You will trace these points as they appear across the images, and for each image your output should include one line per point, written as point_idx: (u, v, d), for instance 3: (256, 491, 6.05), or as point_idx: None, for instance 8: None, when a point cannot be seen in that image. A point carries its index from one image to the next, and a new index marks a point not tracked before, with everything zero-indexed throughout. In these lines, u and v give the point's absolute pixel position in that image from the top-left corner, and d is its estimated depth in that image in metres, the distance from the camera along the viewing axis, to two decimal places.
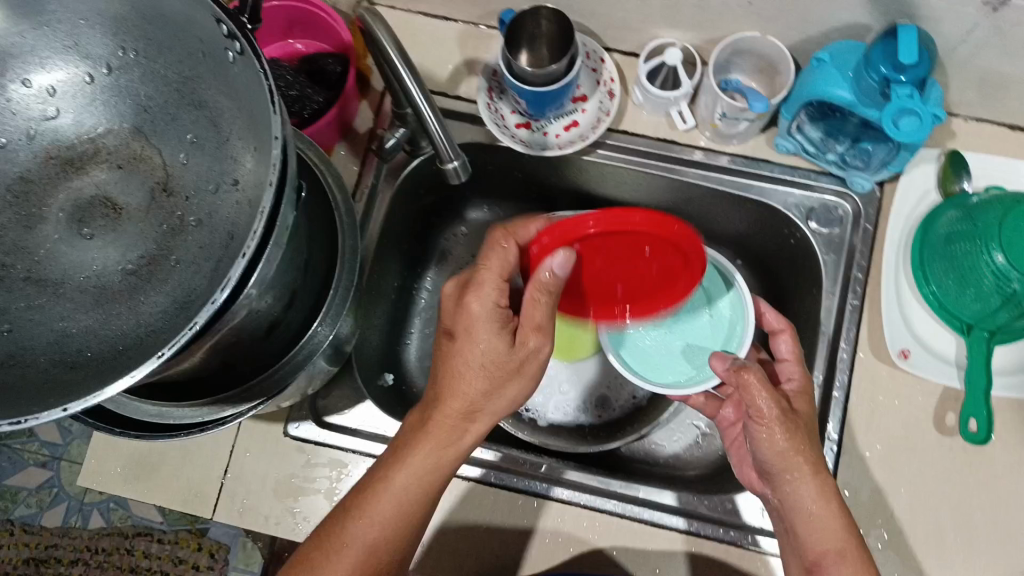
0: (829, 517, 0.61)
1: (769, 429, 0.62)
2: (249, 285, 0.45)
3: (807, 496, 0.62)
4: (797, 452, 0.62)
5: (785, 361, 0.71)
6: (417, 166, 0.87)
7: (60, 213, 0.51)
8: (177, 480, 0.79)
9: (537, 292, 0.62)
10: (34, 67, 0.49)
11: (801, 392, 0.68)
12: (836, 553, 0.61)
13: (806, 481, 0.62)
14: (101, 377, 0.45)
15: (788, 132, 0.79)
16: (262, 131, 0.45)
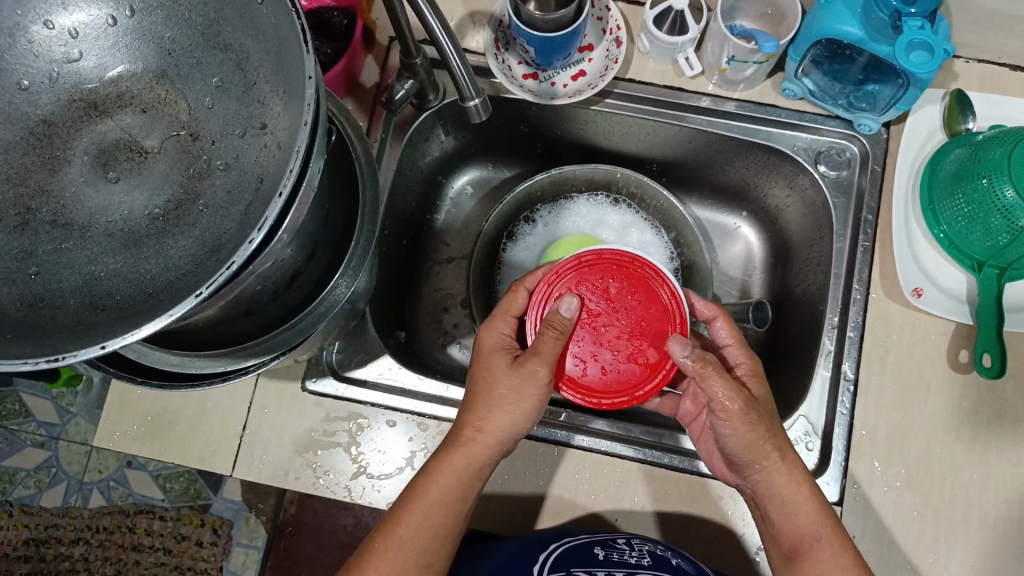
0: (801, 501, 0.62)
1: (734, 421, 0.61)
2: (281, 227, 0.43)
3: (778, 480, 0.62)
4: (759, 447, 0.61)
5: (727, 348, 0.68)
6: (423, 121, 0.86)
7: (85, 155, 0.50)
8: (193, 439, 0.79)
9: (549, 329, 0.62)
10: (57, 8, 0.49)
11: (752, 376, 0.65)
12: (812, 536, 0.61)
13: (773, 466, 0.62)
14: (132, 318, 0.43)
15: (795, 75, 0.79)
16: (292, 72, 0.46)
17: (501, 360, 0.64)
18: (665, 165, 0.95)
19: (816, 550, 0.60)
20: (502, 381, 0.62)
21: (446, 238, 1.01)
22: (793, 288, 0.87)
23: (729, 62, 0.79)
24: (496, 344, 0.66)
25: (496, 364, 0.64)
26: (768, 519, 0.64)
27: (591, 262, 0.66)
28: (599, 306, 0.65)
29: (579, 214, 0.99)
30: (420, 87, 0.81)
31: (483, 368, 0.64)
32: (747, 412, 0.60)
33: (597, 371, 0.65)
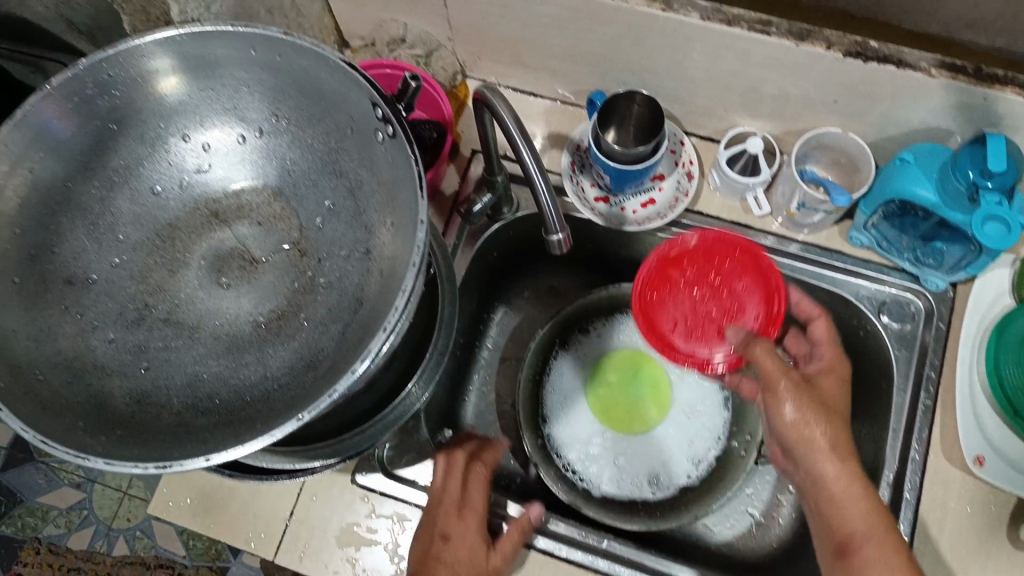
0: (853, 512, 0.59)
1: (777, 397, 0.63)
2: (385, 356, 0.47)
3: (828, 475, 0.61)
4: (810, 423, 0.62)
5: (820, 342, 0.72)
6: (496, 231, 0.90)
7: (201, 261, 0.55)
8: (241, 518, 0.81)
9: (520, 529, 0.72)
10: (195, 124, 0.55)
11: (825, 373, 0.68)
12: (862, 533, 0.58)
13: (823, 457, 0.61)
14: (231, 426, 0.46)
15: (864, 225, 0.81)
16: (402, 206, 0.50)
17: (479, 522, 0.71)
18: None
19: (865, 549, 0.57)
20: (481, 554, 0.69)
21: (500, 339, 1.02)
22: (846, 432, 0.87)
23: (799, 207, 0.80)
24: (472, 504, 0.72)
25: (476, 524, 0.70)
26: (821, 517, 0.61)
27: (716, 240, 0.75)
28: (701, 260, 0.75)
29: (629, 330, 0.98)
30: (497, 200, 0.84)
31: (456, 521, 0.70)
32: (795, 386, 0.63)
33: (678, 329, 0.75)
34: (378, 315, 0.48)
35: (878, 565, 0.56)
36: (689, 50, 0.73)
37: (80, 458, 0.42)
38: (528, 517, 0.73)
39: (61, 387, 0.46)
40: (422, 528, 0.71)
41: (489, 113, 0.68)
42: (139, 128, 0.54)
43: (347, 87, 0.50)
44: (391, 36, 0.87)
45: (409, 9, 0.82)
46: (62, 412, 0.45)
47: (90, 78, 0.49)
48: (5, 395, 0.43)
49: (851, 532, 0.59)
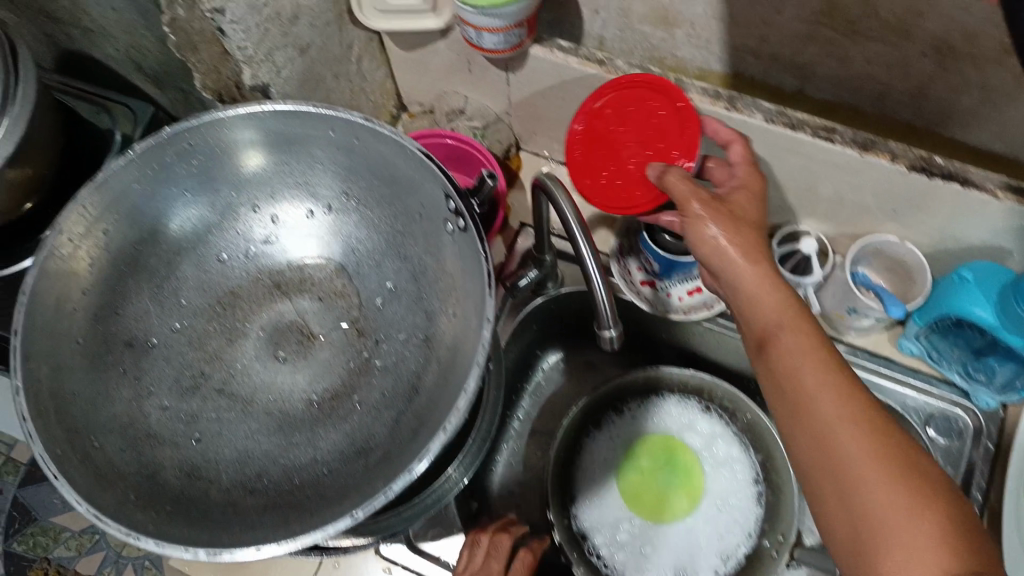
0: (770, 310, 0.51)
1: (697, 221, 0.54)
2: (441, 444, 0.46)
3: (745, 274, 0.52)
4: (726, 232, 0.53)
5: (738, 166, 0.63)
6: (538, 305, 0.90)
7: (259, 333, 0.54)
8: None
9: None
10: (265, 196, 0.56)
11: (745, 188, 0.60)
12: (774, 325, 0.50)
13: (736, 266, 0.52)
14: (281, 511, 0.46)
15: (915, 336, 0.80)
16: (467, 299, 0.50)
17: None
18: None
19: (781, 339, 0.49)
20: None
21: (532, 410, 1.00)
22: None
23: (849, 312, 0.80)
24: None
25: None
26: (748, 345, 0.53)
27: (629, 88, 0.63)
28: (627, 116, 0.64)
29: (668, 415, 0.96)
30: (544, 277, 0.83)
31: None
32: (707, 216, 0.54)
33: (616, 171, 0.64)
34: (434, 408, 0.48)
35: (823, 398, 0.46)
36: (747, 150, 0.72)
37: (133, 537, 0.42)
38: None
39: (116, 455, 0.47)
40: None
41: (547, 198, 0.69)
42: (212, 196, 0.55)
43: (420, 176, 0.51)
44: (451, 107, 0.87)
45: (472, 84, 0.82)
46: (116, 484, 0.45)
47: (170, 146, 0.51)
48: (60, 464, 0.43)
49: (774, 328, 0.50)
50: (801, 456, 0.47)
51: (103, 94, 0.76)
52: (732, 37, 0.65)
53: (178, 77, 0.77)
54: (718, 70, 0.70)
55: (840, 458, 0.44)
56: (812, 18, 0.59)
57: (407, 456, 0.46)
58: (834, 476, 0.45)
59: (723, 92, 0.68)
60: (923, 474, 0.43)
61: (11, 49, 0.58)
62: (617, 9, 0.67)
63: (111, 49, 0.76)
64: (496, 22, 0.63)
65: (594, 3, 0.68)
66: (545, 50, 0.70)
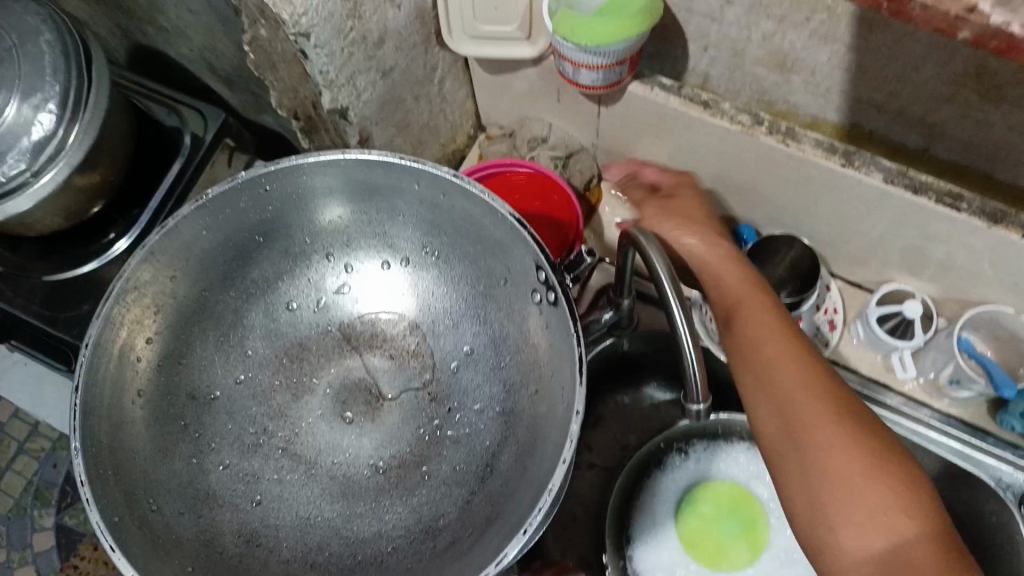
0: (733, 285, 0.51)
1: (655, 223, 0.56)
2: (510, 530, 0.42)
3: (708, 256, 0.54)
4: (687, 226, 0.55)
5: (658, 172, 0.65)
6: (607, 346, 0.83)
7: (327, 388, 0.52)
8: None
9: None
10: (341, 245, 0.53)
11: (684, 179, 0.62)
12: (736, 295, 0.51)
13: (705, 250, 0.54)
14: None
15: (1018, 413, 0.71)
16: (551, 378, 0.46)
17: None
18: None
19: (741, 308, 0.50)
20: None
21: None
22: None
23: (951, 381, 0.73)
24: None
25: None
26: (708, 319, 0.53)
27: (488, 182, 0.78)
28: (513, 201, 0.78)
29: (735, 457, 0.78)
30: (619, 320, 0.77)
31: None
32: (664, 216, 0.57)
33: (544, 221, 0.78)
34: (510, 497, 0.45)
35: (784, 360, 0.45)
36: (852, 205, 0.66)
37: None
38: None
39: (172, 518, 0.45)
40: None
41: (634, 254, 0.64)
42: (286, 242, 0.52)
43: (509, 239, 0.48)
44: (534, 134, 0.81)
45: (557, 110, 0.78)
46: (173, 554, 0.43)
47: (246, 190, 0.48)
48: (117, 533, 0.41)
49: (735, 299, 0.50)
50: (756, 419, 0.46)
51: (179, 96, 0.69)
52: (857, 90, 0.58)
53: (251, 81, 0.72)
54: (833, 120, 0.63)
55: (803, 419, 0.43)
56: (951, 77, 0.52)
57: (481, 550, 0.43)
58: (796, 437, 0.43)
59: (838, 145, 0.62)
60: (882, 440, 0.42)
61: (79, 50, 0.54)
62: (728, 49, 0.61)
63: (186, 50, 0.72)
64: (598, 59, 0.59)
65: (703, 40, 0.62)
66: (647, 89, 0.66)
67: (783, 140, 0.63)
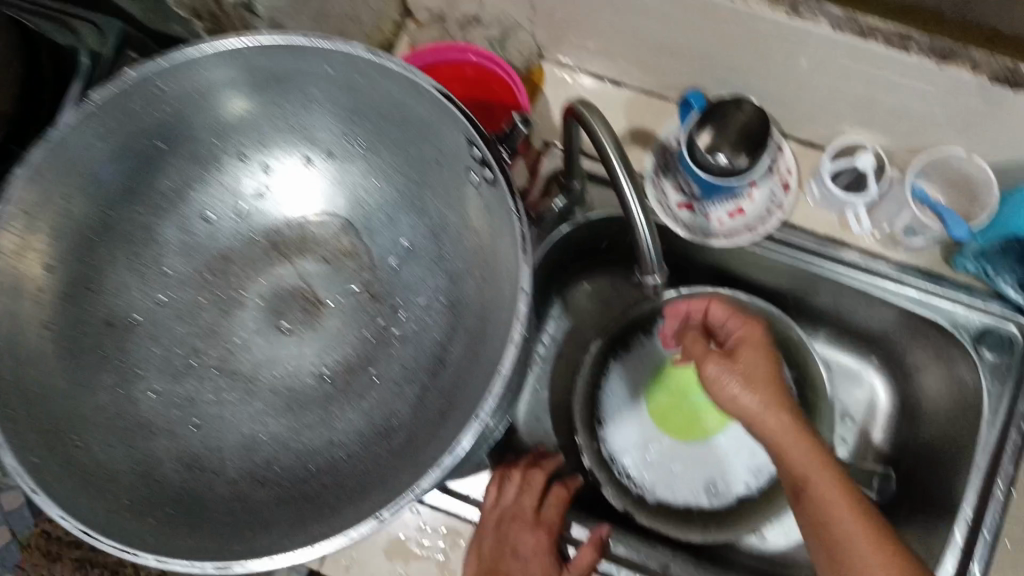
0: (779, 433, 0.52)
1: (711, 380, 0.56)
2: (462, 414, 0.41)
3: (757, 369, 0.55)
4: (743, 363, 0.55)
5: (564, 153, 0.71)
6: (563, 233, 0.79)
7: (258, 300, 0.49)
8: None
9: (591, 548, 0.66)
10: (255, 143, 0.48)
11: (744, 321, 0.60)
12: (762, 421, 0.53)
13: (770, 414, 0.53)
14: (300, 518, 0.41)
15: (970, 256, 0.72)
16: (495, 262, 0.43)
17: (551, 540, 0.66)
18: (801, 302, 0.87)
19: (767, 421, 0.53)
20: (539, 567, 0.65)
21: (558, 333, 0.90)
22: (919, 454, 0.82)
23: (906, 231, 0.74)
24: (546, 519, 0.68)
25: (549, 544, 0.66)
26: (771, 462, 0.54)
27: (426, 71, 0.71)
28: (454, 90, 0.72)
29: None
30: (573, 204, 0.73)
31: (528, 537, 0.66)
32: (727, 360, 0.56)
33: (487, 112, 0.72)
34: (460, 390, 0.43)
35: (823, 487, 0.50)
36: (802, 58, 0.62)
37: (129, 553, 0.38)
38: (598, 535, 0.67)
39: (102, 452, 0.42)
40: (485, 541, 0.66)
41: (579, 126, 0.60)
42: (191, 147, 0.47)
43: (438, 119, 0.43)
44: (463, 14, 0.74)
45: None
46: (108, 488, 0.41)
47: (137, 92, 0.42)
48: (39, 476, 0.38)
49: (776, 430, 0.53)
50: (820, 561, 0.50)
51: None
52: None
53: None
54: None
55: (835, 552, 0.49)
56: None
57: (435, 444, 0.41)
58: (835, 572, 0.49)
59: None
60: (880, 526, 0.49)
61: None
62: None
63: None
64: None
65: None
66: None
67: None
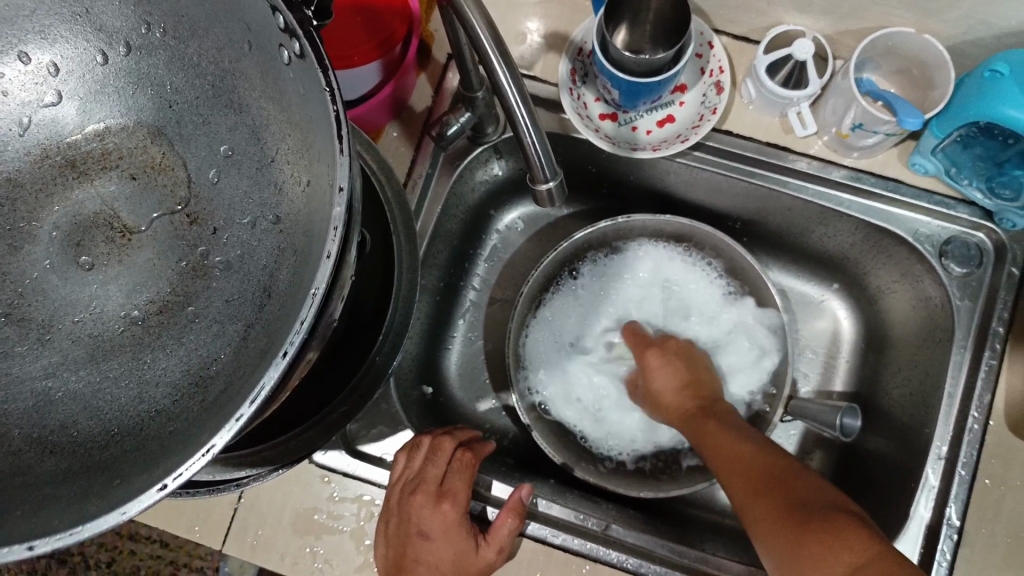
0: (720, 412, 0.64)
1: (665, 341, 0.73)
2: (277, 340, 0.33)
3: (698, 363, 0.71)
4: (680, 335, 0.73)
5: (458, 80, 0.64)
6: (478, 156, 0.71)
7: (54, 232, 0.40)
8: (176, 528, 0.63)
9: (509, 515, 0.58)
10: (33, 37, 0.38)
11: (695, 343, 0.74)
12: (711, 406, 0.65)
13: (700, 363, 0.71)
14: (80, 496, 0.33)
15: (930, 151, 0.65)
16: (321, 159, 0.35)
17: (460, 512, 0.58)
18: (749, 227, 0.80)
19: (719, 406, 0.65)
20: (448, 547, 0.57)
21: (490, 277, 0.82)
22: (886, 384, 0.75)
23: (854, 128, 0.65)
24: (454, 493, 0.58)
25: (458, 517, 0.58)
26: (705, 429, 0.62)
27: None
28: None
29: (641, 263, 0.78)
30: (479, 119, 0.65)
31: (432, 514, 0.57)
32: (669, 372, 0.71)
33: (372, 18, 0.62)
34: (282, 322, 0.34)
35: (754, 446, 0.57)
36: None
37: None
38: (515, 497, 0.58)
39: None
40: (390, 522, 0.58)
41: (466, 45, 0.53)
42: None
43: None
44: None
45: None
46: None
47: None
48: None
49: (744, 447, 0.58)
50: (783, 536, 0.49)
51: None
52: None
53: None
54: None
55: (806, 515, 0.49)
56: None
57: (245, 385, 0.33)
58: (821, 544, 0.47)
59: None
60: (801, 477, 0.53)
61: None
62: None
63: None
64: None
65: None
66: None
67: None
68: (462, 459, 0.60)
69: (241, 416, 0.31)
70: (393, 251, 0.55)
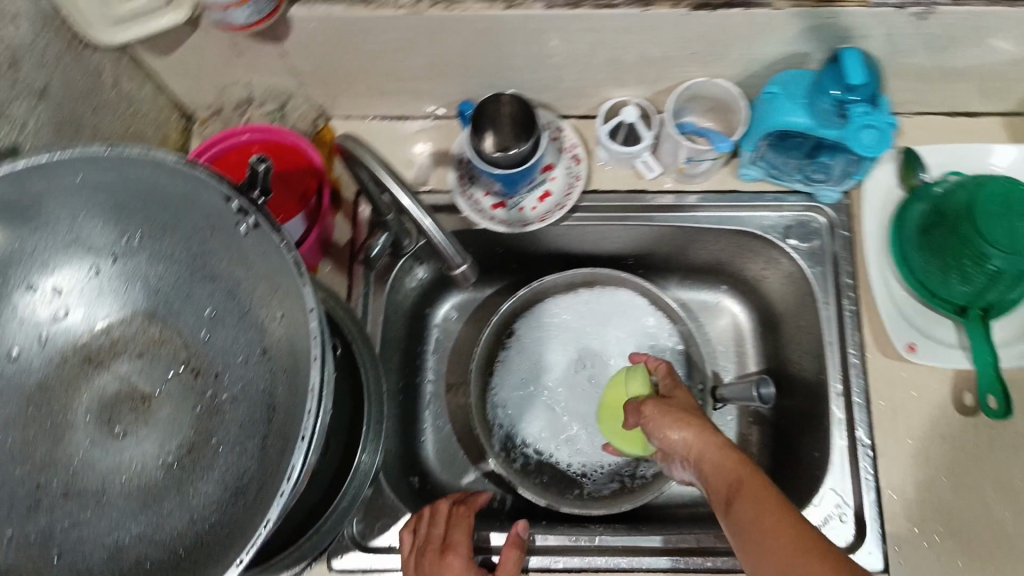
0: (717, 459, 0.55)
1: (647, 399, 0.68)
2: (292, 431, 0.44)
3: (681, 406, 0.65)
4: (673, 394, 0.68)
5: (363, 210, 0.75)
6: (402, 267, 0.82)
7: (87, 416, 0.49)
8: None
9: (514, 547, 0.68)
10: (38, 270, 0.48)
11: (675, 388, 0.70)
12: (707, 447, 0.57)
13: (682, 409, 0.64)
14: None
15: (750, 161, 0.82)
16: (288, 295, 0.45)
17: (466, 558, 0.67)
18: (641, 260, 0.94)
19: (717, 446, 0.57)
20: None
21: (441, 366, 0.93)
22: (786, 353, 0.88)
23: (687, 161, 0.80)
24: (458, 542, 0.68)
25: (466, 561, 0.66)
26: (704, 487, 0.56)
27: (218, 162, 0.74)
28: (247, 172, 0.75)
29: (566, 309, 0.92)
30: (395, 236, 0.77)
31: (445, 565, 0.65)
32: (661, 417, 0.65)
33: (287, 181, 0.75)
34: (291, 423, 0.44)
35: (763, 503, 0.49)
36: (548, 39, 0.72)
37: None
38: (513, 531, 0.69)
39: None
40: None
41: (371, 187, 0.66)
42: None
43: (191, 189, 0.45)
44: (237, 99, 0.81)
45: (249, 67, 0.77)
46: None
47: None
48: None
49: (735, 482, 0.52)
50: None
51: None
52: None
53: None
54: None
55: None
56: None
57: (277, 472, 0.43)
58: None
59: None
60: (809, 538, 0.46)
61: None
62: None
63: None
64: None
65: None
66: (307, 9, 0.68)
67: (448, 7, 0.67)
68: (460, 514, 0.71)
69: (284, 493, 0.41)
70: (356, 358, 0.65)
